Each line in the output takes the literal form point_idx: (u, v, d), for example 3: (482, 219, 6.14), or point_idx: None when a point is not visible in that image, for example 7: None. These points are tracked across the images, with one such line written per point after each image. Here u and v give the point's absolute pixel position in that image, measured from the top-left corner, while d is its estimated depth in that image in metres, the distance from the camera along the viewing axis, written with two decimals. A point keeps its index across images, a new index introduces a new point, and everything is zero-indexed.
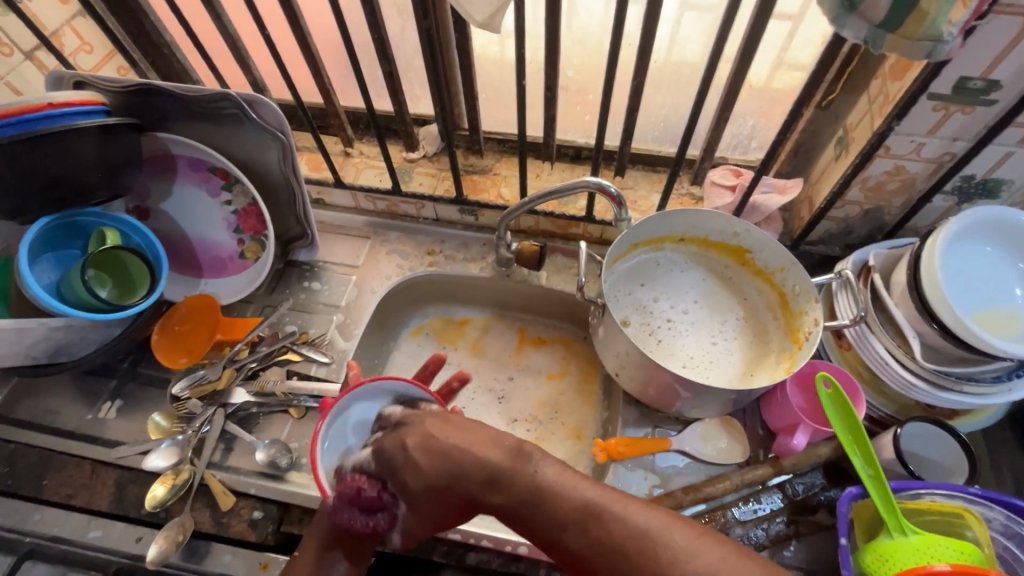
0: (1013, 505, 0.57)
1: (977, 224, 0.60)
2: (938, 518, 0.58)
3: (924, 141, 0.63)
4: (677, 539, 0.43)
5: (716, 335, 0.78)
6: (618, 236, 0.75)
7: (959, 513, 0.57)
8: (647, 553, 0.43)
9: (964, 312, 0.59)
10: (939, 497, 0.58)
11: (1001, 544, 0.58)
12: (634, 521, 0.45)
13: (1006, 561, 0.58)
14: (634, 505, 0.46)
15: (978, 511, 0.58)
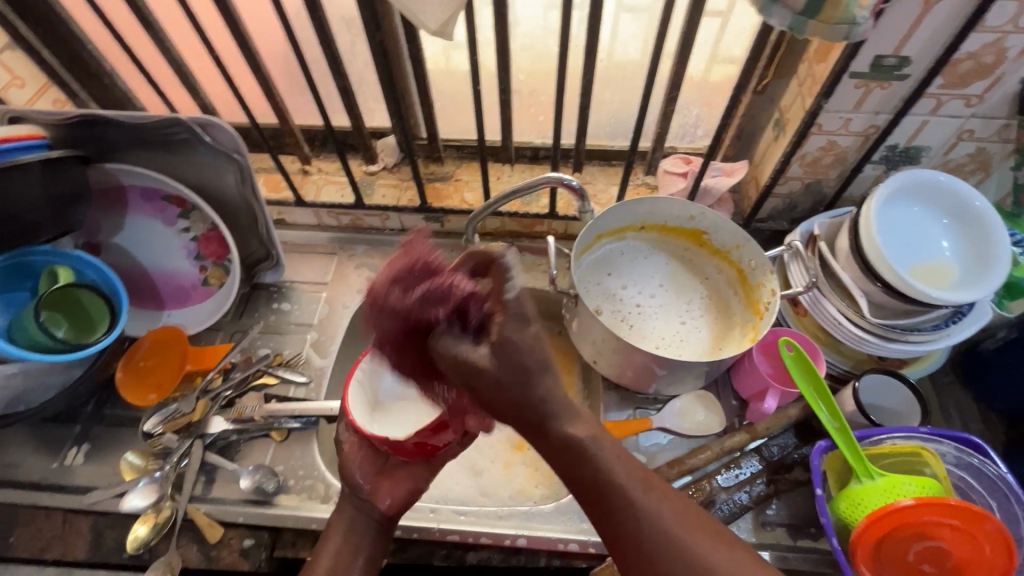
0: (962, 438, 0.62)
1: (905, 186, 0.66)
2: (899, 458, 0.63)
3: (850, 117, 0.68)
4: (695, 544, 0.43)
5: (684, 315, 0.82)
6: (583, 229, 0.78)
7: (917, 452, 0.62)
8: (678, 556, 0.43)
9: (903, 268, 0.64)
10: (899, 439, 0.63)
11: (957, 475, 0.63)
12: (657, 514, 0.44)
13: (962, 490, 0.63)
14: (658, 498, 0.45)
15: (933, 447, 0.63)
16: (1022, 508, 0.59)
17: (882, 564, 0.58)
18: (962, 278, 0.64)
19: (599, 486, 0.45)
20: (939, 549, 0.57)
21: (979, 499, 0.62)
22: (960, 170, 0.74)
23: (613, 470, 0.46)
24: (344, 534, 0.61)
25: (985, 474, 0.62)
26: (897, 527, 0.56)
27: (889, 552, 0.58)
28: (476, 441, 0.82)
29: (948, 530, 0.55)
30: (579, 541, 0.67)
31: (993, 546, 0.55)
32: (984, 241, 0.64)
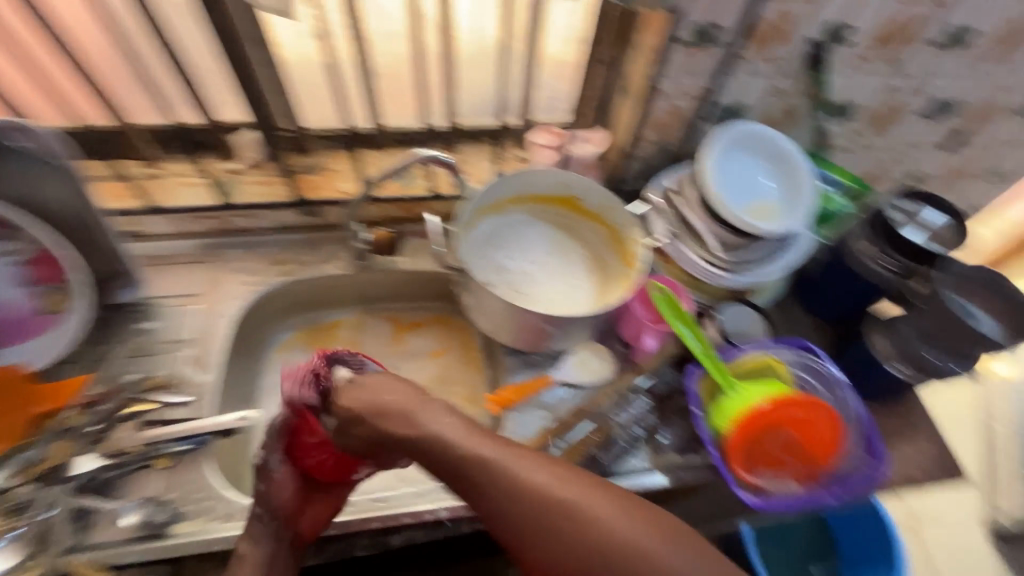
0: (794, 343, 0.75)
1: (736, 138, 0.75)
2: (756, 371, 0.74)
3: (683, 80, 0.77)
4: (569, 495, 0.51)
5: (569, 277, 0.87)
6: (464, 205, 0.80)
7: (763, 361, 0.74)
8: (561, 515, 0.50)
9: (739, 210, 0.74)
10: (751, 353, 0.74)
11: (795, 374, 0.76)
12: (514, 471, 0.52)
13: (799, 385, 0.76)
14: (527, 464, 0.53)
15: (780, 356, 0.74)
16: (846, 394, 0.73)
17: (753, 460, 0.68)
18: (784, 212, 0.75)
19: (463, 466, 0.54)
20: (792, 438, 0.68)
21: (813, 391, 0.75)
22: (775, 124, 0.87)
23: (485, 453, 0.54)
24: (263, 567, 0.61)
25: (817, 371, 0.74)
26: (758, 424, 0.67)
27: (756, 448, 0.68)
28: None
29: (796, 420, 0.67)
30: None
31: (828, 426, 0.68)
32: (796, 179, 0.76)
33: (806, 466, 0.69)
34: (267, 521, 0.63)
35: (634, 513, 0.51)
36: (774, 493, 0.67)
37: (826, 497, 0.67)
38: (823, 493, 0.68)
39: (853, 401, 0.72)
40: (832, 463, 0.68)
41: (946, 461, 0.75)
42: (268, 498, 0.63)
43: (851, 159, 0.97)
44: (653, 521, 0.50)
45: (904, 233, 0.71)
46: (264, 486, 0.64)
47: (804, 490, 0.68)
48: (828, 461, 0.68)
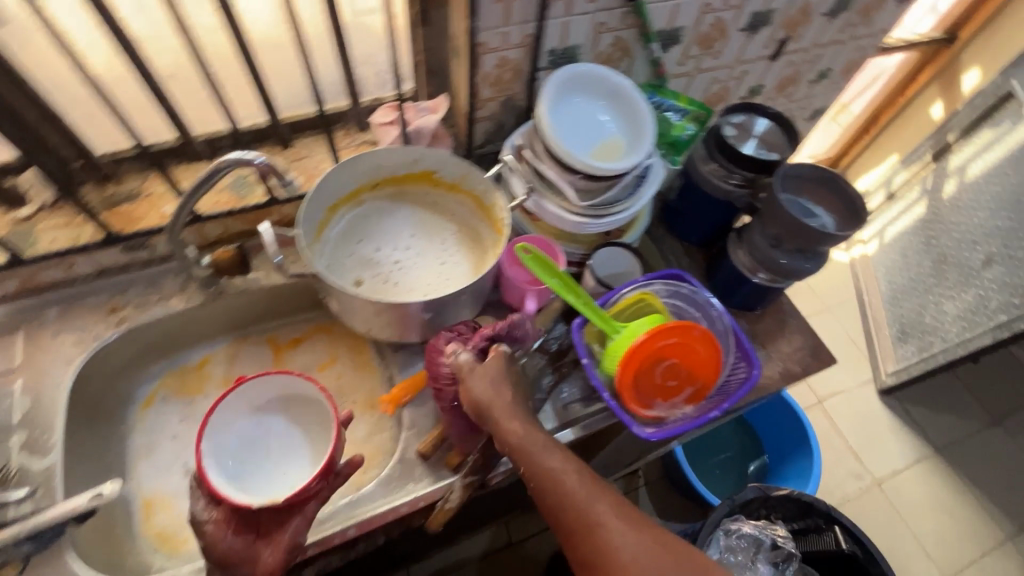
0: (664, 274, 0.77)
1: (562, 83, 0.73)
2: (634, 308, 0.75)
3: (506, 31, 0.73)
4: (573, 486, 0.56)
5: (442, 256, 0.83)
6: (307, 205, 0.73)
7: (640, 298, 0.74)
8: (552, 488, 0.56)
9: (585, 154, 0.72)
10: (627, 292, 0.75)
11: (670, 302, 0.78)
12: (536, 457, 0.58)
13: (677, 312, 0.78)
14: (543, 451, 0.58)
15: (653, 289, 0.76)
16: (716, 310, 0.76)
17: (644, 395, 0.70)
18: (630, 146, 0.74)
19: (498, 436, 0.60)
20: (674, 364, 0.70)
21: (689, 315, 0.77)
22: (612, 60, 0.86)
23: (519, 435, 0.59)
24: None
25: (687, 295, 0.77)
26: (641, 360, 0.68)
27: (643, 382, 0.70)
28: None
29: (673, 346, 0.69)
30: (408, 502, 0.67)
31: (703, 344, 0.70)
32: (635, 111, 0.74)
33: (693, 387, 0.71)
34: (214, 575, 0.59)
35: (628, 526, 0.55)
36: (668, 420, 0.70)
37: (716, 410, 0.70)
38: (712, 407, 0.70)
39: (722, 313, 0.75)
40: (714, 377, 0.71)
41: (818, 349, 0.81)
42: (208, 552, 0.59)
43: (691, 83, 1.00)
44: (640, 537, 0.54)
45: (743, 150, 0.74)
46: (203, 538, 0.60)
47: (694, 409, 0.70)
48: (711, 376, 0.71)
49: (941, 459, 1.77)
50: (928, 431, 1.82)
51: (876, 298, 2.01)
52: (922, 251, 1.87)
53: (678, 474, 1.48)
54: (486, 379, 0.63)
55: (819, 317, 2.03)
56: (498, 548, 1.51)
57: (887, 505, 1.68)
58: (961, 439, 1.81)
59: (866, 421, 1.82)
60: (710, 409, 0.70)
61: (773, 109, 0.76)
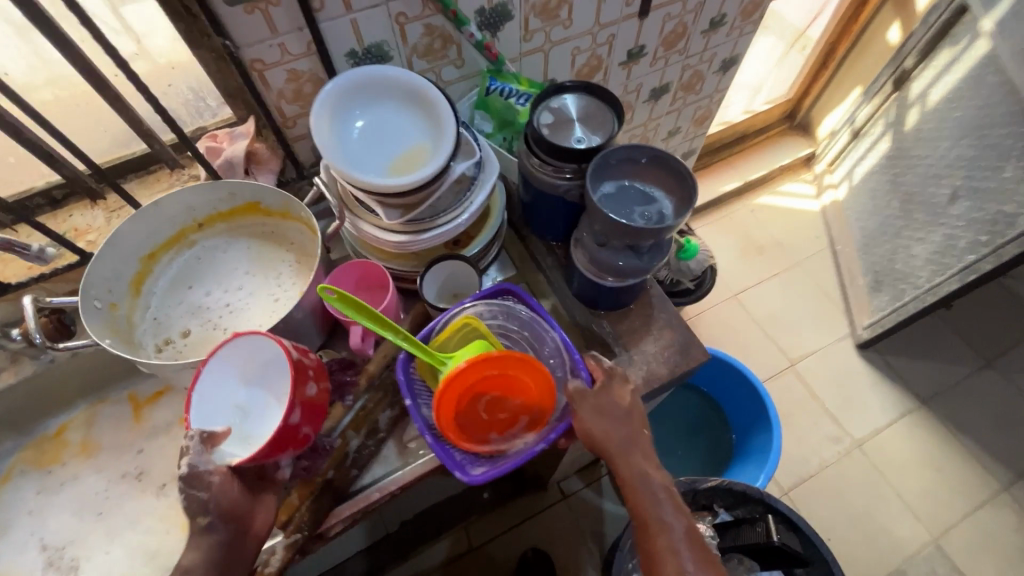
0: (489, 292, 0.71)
1: (344, 91, 0.64)
2: (460, 335, 0.67)
3: (279, 42, 0.65)
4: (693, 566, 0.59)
5: (277, 291, 0.77)
6: (98, 261, 0.69)
7: (463, 323, 0.67)
8: None
9: (381, 169, 0.64)
10: (452, 317, 0.69)
11: (498, 322, 0.71)
12: (670, 525, 0.60)
13: (505, 332, 0.71)
14: (674, 515, 0.61)
15: (477, 309, 0.71)
16: (544, 325, 0.70)
17: (473, 432, 0.62)
18: (434, 153, 0.65)
19: (638, 512, 0.61)
20: (497, 396, 0.63)
21: (518, 333, 0.71)
22: (434, 50, 0.78)
23: (656, 501, 0.61)
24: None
25: (518, 314, 0.70)
26: (457, 398, 0.59)
27: (466, 420, 0.62)
28: (142, 524, 0.76)
29: (489, 378, 0.60)
30: None
31: (522, 371, 0.60)
32: (437, 112, 0.66)
33: (528, 413, 0.64)
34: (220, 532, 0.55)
35: None
36: (506, 454, 0.63)
37: (553, 438, 0.63)
38: (550, 433, 0.64)
39: (549, 328, 0.69)
40: (547, 400, 0.64)
41: (689, 345, 0.73)
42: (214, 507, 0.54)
43: (549, 59, 0.90)
44: None
45: (565, 138, 0.65)
46: (210, 494, 0.55)
47: (532, 438, 0.63)
48: (544, 400, 0.64)
49: (928, 411, 1.66)
50: (914, 384, 1.70)
51: (848, 247, 1.87)
52: (890, 192, 1.72)
53: None
54: (606, 419, 0.62)
55: (791, 274, 1.91)
56: (460, 554, 1.47)
57: (869, 467, 1.58)
58: (950, 388, 1.69)
59: (844, 380, 1.72)
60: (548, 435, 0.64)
61: (609, 91, 0.66)
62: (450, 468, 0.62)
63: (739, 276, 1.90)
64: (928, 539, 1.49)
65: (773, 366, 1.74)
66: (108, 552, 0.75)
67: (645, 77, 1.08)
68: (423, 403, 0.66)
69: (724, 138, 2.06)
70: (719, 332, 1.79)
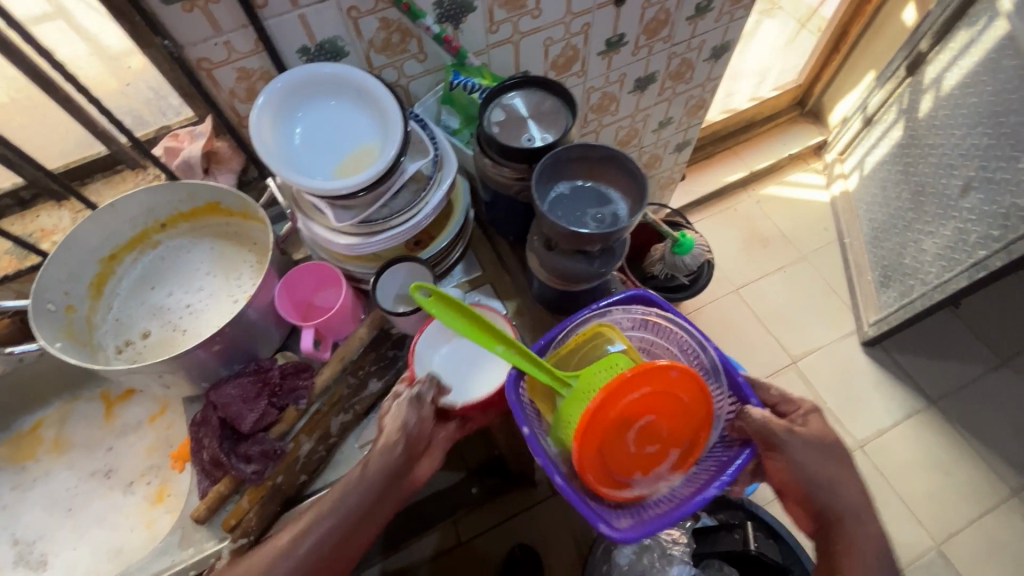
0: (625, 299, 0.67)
1: (290, 92, 0.63)
2: (591, 345, 0.64)
3: (224, 40, 0.64)
4: None
5: (237, 294, 0.77)
6: (51, 264, 0.69)
7: (596, 331, 0.63)
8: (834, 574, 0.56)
9: (327, 170, 0.63)
10: (581, 326, 0.65)
11: (635, 336, 0.67)
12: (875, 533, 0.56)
13: (645, 348, 0.68)
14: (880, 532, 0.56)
15: (614, 319, 0.66)
16: (700, 345, 0.65)
17: (615, 475, 0.57)
18: (382, 152, 0.63)
19: (830, 511, 0.57)
20: (646, 425, 0.56)
21: (658, 350, 0.67)
22: (393, 44, 0.75)
23: (860, 502, 0.57)
24: (359, 520, 0.55)
25: (658, 326, 0.67)
26: (610, 425, 0.54)
27: (613, 454, 0.56)
28: (108, 521, 0.78)
29: (652, 399, 0.54)
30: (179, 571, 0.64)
31: (688, 392, 0.56)
32: (386, 110, 0.63)
33: (677, 450, 0.60)
34: (405, 451, 0.57)
35: None
36: (649, 505, 0.59)
37: (722, 482, 0.57)
38: (710, 480, 0.58)
39: (706, 346, 0.64)
40: (704, 430, 0.60)
41: None
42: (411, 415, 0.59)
43: (520, 50, 0.87)
44: None
45: (517, 137, 0.63)
46: (419, 412, 0.60)
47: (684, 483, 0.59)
48: (694, 430, 0.59)
49: (935, 412, 1.60)
50: (924, 384, 1.63)
51: (857, 239, 1.80)
52: (902, 183, 1.63)
53: None
54: (812, 451, 0.58)
55: (797, 267, 1.84)
56: (448, 548, 1.48)
57: (870, 469, 1.53)
58: (962, 388, 1.62)
59: (848, 379, 1.66)
60: (705, 482, 0.59)
61: (568, 89, 0.64)
62: (592, 520, 0.55)
63: (741, 270, 1.84)
64: (929, 545, 1.44)
65: (773, 364, 1.69)
66: (76, 548, 0.76)
67: (627, 67, 1.04)
68: (538, 433, 0.60)
69: (729, 126, 1.99)
70: (718, 328, 1.75)
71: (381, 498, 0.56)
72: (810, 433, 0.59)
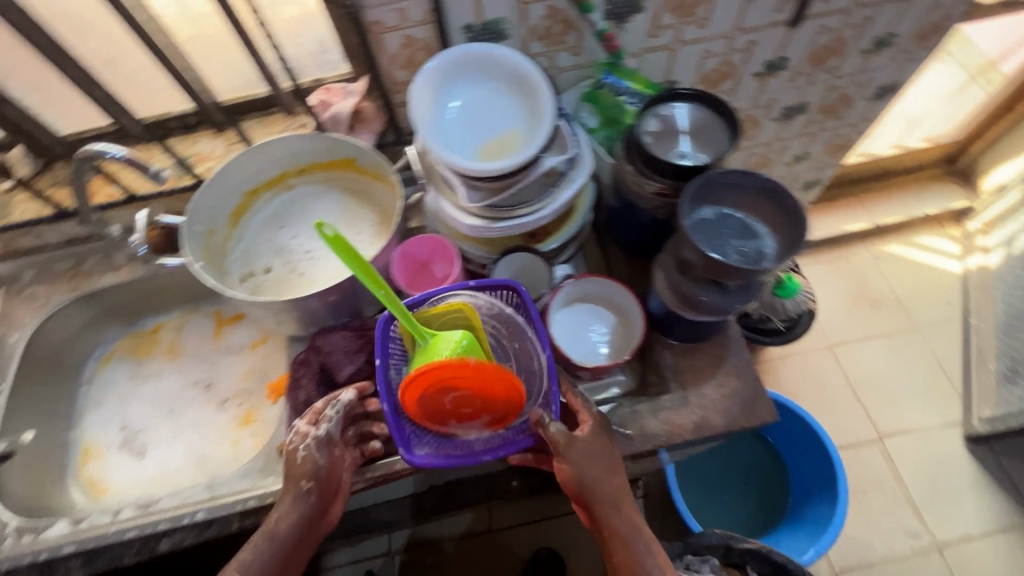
0: (496, 286, 0.66)
1: (450, 66, 0.63)
2: (451, 316, 0.65)
3: (400, 7, 0.65)
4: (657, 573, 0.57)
5: (354, 249, 0.81)
6: (207, 189, 0.75)
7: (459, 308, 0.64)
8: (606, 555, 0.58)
9: (469, 149, 0.63)
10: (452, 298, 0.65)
11: (494, 320, 0.67)
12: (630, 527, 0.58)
13: (497, 331, 0.67)
14: (631, 515, 0.59)
15: (476, 302, 0.66)
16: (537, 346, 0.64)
17: (436, 420, 0.61)
18: (525, 142, 0.63)
19: (592, 507, 0.58)
20: (467, 396, 0.58)
21: (509, 337, 0.67)
22: (552, 34, 0.74)
23: (619, 491, 0.59)
24: (281, 567, 0.56)
25: (511, 317, 0.66)
26: (428, 387, 0.57)
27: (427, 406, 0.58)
28: (202, 430, 0.85)
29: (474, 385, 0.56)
30: (257, 496, 0.67)
31: (503, 386, 0.57)
32: (538, 102, 0.63)
33: (491, 418, 0.62)
34: (316, 497, 0.58)
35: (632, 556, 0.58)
36: (453, 444, 0.62)
37: (499, 454, 0.61)
38: (497, 448, 0.61)
39: (539, 350, 0.63)
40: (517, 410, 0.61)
41: (757, 398, 0.66)
42: (322, 465, 0.59)
43: (675, 58, 0.83)
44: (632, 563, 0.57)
45: (670, 152, 0.60)
46: (323, 459, 0.59)
47: (486, 440, 0.62)
48: (509, 410, 0.60)
49: None
50: None
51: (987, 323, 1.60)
52: None
53: (665, 495, 1.28)
54: (585, 453, 0.58)
55: (906, 338, 1.67)
56: (477, 532, 1.50)
57: None
58: None
59: (940, 473, 1.49)
60: (494, 450, 0.61)
61: (736, 116, 0.59)
62: (396, 440, 0.60)
63: (842, 328, 1.70)
64: None
65: (857, 434, 1.55)
66: (171, 449, 0.84)
67: (780, 93, 0.97)
68: (392, 365, 0.64)
69: (862, 171, 1.82)
70: (802, 383, 1.63)
71: (300, 544, 0.57)
72: (593, 438, 0.59)
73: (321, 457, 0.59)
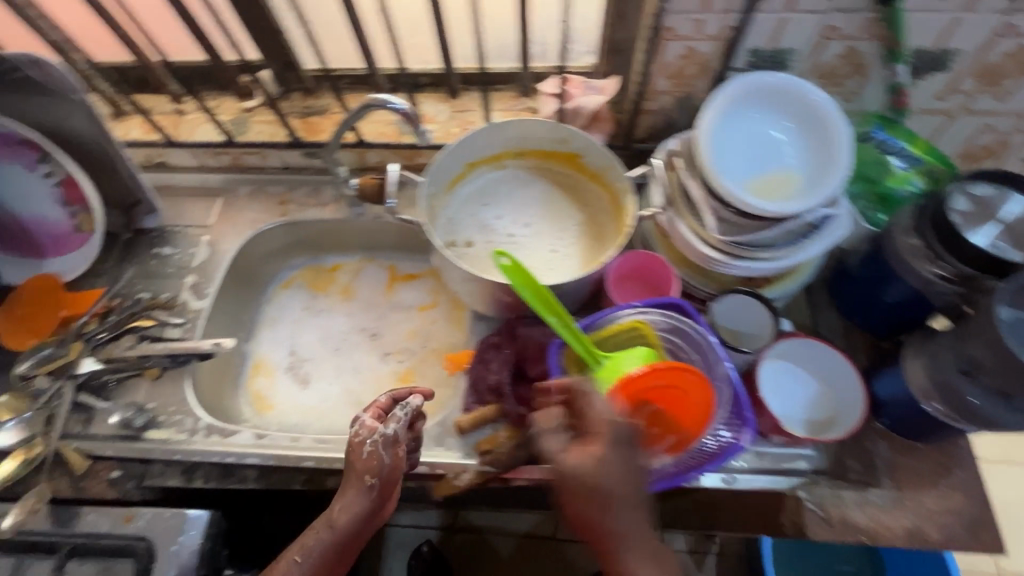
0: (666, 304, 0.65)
1: (748, 90, 0.62)
2: (625, 336, 0.65)
3: (701, 18, 0.63)
4: None
5: (556, 243, 0.80)
6: (442, 156, 0.76)
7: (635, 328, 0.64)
8: None
9: (744, 180, 0.62)
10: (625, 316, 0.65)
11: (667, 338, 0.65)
12: None
13: (674, 350, 0.65)
14: None
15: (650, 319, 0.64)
16: (717, 355, 0.63)
17: None
18: (805, 186, 0.61)
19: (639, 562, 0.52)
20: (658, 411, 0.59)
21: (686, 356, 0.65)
22: (836, 75, 0.69)
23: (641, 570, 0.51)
24: (342, 551, 0.60)
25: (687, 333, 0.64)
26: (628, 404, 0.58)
27: None
28: (363, 377, 0.87)
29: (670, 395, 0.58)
30: (427, 464, 0.68)
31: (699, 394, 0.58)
32: (831, 146, 0.61)
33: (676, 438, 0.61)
34: (376, 495, 0.60)
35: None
36: None
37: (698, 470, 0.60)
38: (696, 465, 0.60)
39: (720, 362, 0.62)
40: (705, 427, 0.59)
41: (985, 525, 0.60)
42: (385, 467, 0.60)
43: (951, 126, 0.75)
44: None
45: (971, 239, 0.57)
46: (387, 459, 0.61)
47: (675, 463, 0.60)
48: (698, 424, 0.60)
49: None
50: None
51: None
52: None
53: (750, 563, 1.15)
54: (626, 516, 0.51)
55: None
56: None
57: None
58: None
59: None
60: (691, 469, 0.60)
61: None
62: None
63: None
64: None
65: None
66: (331, 387, 0.87)
67: None
68: None
69: None
70: None
71: (355, 539, 0.60)
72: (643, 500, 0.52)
73: (382, 456, 0.60)
